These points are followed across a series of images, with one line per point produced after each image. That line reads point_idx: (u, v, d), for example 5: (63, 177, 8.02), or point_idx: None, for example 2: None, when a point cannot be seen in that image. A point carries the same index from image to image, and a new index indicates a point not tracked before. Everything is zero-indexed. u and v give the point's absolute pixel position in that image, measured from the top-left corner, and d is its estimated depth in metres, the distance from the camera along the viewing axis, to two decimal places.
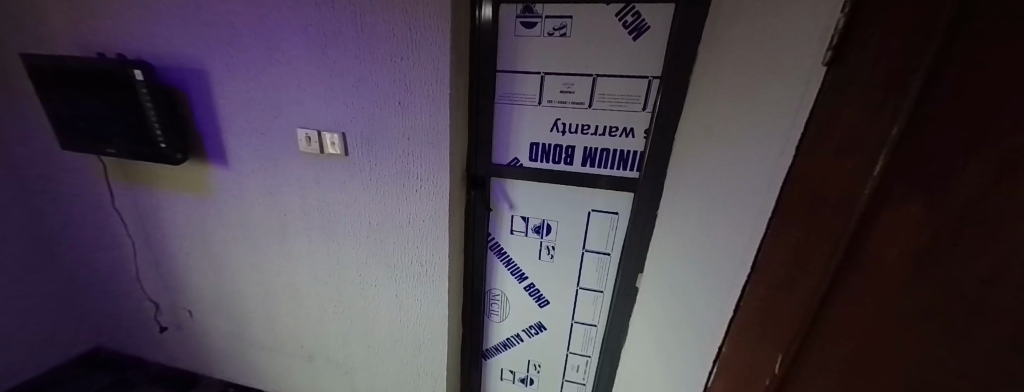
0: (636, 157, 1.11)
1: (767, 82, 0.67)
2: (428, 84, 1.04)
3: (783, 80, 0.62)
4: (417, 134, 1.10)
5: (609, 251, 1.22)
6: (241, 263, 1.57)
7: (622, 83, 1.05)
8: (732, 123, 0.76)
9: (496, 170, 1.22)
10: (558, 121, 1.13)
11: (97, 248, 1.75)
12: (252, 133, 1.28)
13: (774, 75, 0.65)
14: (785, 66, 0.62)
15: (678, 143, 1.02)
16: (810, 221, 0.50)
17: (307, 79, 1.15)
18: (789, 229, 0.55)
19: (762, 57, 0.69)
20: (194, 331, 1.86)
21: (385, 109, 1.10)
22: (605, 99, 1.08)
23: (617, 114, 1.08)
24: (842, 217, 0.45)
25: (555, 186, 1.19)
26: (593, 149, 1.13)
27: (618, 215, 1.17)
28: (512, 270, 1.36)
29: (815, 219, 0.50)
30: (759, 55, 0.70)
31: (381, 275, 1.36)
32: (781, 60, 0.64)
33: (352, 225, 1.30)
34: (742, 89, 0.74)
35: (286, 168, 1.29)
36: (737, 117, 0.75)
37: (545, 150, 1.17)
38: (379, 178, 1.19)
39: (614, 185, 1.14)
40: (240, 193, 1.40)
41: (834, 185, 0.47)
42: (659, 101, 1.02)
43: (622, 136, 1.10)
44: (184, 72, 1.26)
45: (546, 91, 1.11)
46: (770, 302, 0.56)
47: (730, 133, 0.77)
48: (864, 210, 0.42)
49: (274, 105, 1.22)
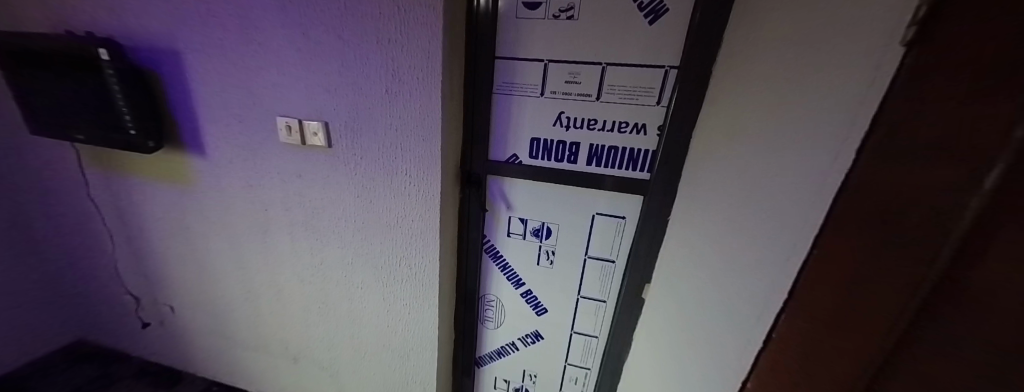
0: (647, 156, 1.00)
1: (814, 75, 0.56)
2: (418, 70, 0.94)
3: (838, 72, 0.51)
4: (406, 125, 1.00)
5: (614, 258, 1.12)
6: (223, 260, 1.49)
7: (634, 74, 0.94)
8: (767, 123, 0.65)
9: (493, 167, 1.12)
10: (562, 114, 1.03)
11: (72, 239, 1.67)
12: (229, 120, 1.19)
13: (826, 66, 0.53)
14: (841, 55, 0.51)
15: (696, 142, 0.91)
16: (870, 250, 0.41)
17: (286, 62, 1.04)
18: (837, 256, 0.45)
19: (810, 48, 0.58)
20: (177, 327, 1.78)
21: (371, 97, 1.00)
22: (615, 91, 0.97)
23: (629, 108, 0.97)
24: (918, 253, 0.36)
25: (557, 186, 1.09)
26: (599, 146, 1.03)
27: (625, 220, 1.07)
28: (508, 275, 1.27)
29: (878, 249, 0.40)
30: (808, 41, 0.58)
31: (367, 277, 1.26)
32: (836, 47, 0.52)
33: (337, 224, 1.21)
34: (783, 82, 0.63)
35: (266, 159, 1.19)
36: (773, 115, 0.64)
37: (547, 146, 1.06)
38: (365, 173, 1.09)
39: (621, 187, 1.03)
40: (220, 185, 1.31)
41: (910, 206, 0.37)
42: (674, 94, 0.91)
43: (633, 132, 0.99)
44: (157, 54, 1.16)
45: (549, 81, 1.00)
46: (805, 337, 0.48)
47: (763, 134, 0.66)
48: (954, 248, 0.33)
49: (252, 90, 1.12)
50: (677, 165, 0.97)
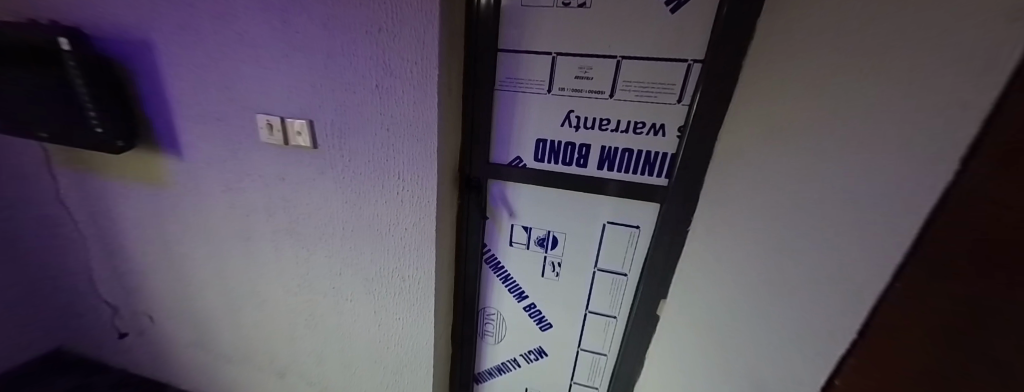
0: (666, 161, 0.89)
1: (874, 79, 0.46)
2: (412, 62, 0.84)
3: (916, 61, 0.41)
4: (398, 125, 0.90)
5: (626, 271, 1.03)
6: (203, 268, 1.38)
7: (653, 69, 0.83)
8: (815, 123, 0.55)
9: (494, 171, 1.02)
10: (571, 113, 0.92)
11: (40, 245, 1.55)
12: (206, 118, 1.09)
13: (898, 54, 0.44)
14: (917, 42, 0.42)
15: (722, 147, 0.81)
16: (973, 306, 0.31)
17: (267, 54, 0.95)
18: (916, 313, 0.36)
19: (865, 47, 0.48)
20: (158, 338, 1.67)
21: (360, 93, 0.90)
22: (631, 88, 0.86)
23: (646, 107, 0.86)
24: None
25: (564, 192, 1.00)
26: (611, 148, 0.92)
27: (639, 229, 0.97)
28: (510, 287, 1.17)
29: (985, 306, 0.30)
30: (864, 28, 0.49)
31: (357, 288, 1.16)
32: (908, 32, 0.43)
33: (325, 232, 1.11)
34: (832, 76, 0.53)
35: (247, 160, 1.09)
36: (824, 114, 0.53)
37: (553, 148, 0.96)
38: (353, 176, 1.00)
39: (635, 194, 0.93)
40: (198, 189, 1.21)
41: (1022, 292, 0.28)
42: (698, 92, 0.80)
43: (650, 134, 0.88)
44: (125, 44, 1.06)
45: (557, 76, 0.90)
46: None
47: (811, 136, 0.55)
48: None
49: (231, 85, 1.02)
50: (699, 172, 0.86)
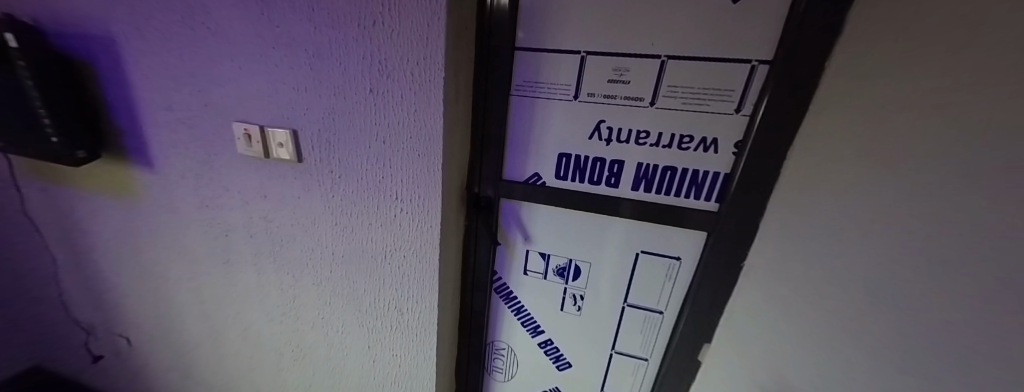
0: (718, 182, 0.74)
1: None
2: (411, 63, 0.70)
3: (987, 104, 0.40)
4: (396, 136, 0.76)
5: (661, 308, 0.88)
6: (178, 290, 1.24)
7: (707, 71, 0.68)
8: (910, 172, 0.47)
9: (508, 189, 0.88)
10: (601, 124, 0.77)
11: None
12: (179, 126, 0.96)
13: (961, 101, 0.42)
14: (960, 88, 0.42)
15: (791, 168, 0.66)
16: None
17: (243, 53, 0.81)
18: None
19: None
20: (134, 363, 1.52)
21: (352, 99, 0.77)
22: (678, 95, 0.71)
23: (695, 117, 0.71)
24: None
25: (590, 216, 0.85)
26: (650, 166, 0.77)
27: (679, 261, 0.82)
28: (523, 320, 1.03)
29: None
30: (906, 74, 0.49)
31: (348, 320, 1.02)
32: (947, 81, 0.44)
33: (312, 256, 0.97)
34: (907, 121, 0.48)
35: (224, 174, 0.96)
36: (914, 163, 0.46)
37: (578, 164, 0.82)
38: (344, 195, 0.86)
39: (677, 220, 0.78)
40: (172, 203, 1.07)
41: None
42: (764, 100, 0.65)
43: (698, 150, 0.73)
44: (90, 42, 0.94)
45: (585, 80, 0.75)
46: None
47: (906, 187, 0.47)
48: None
49: (204, 88, 0.89)
50: (759, 197, 0.71)
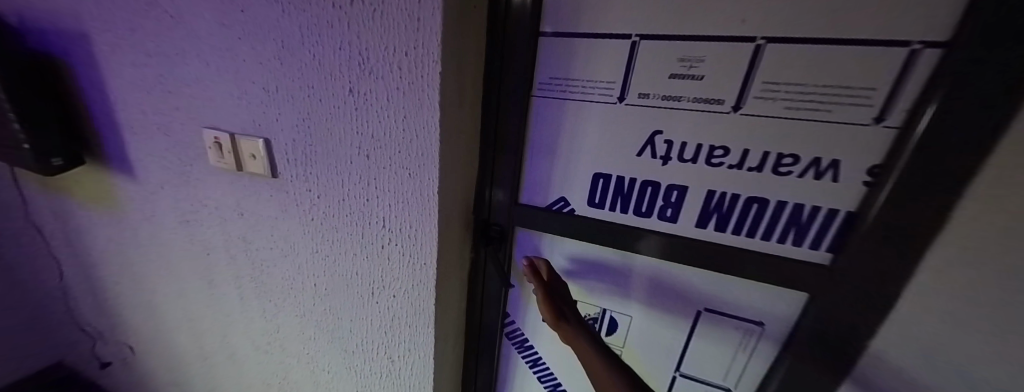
0: (834, 224, 0.50)
1: None
2: (398, 53, 0.52)
3: None
4: (380, 150, 0.59)
5: (729, 384, 0.66)
6: (168, 306, 1.14)
7: (832, 59, 0.45)
8: None
9: (527, 217, 0.68)
10: (657, 136, 0.56)
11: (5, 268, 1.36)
12: (154, 132, 0.84)
13: None
14: None
15: (968, 211, 0.42)
16: None
17: (210, 46, 0.67)
18: None
19: None
20: (136, 374, 1.45)
21: (328, 102, 0.59)
22: (780, 96, 0.48)
23: (806, 129, 0.48)
24: None
25: (634, 257, 0.64)
26: (726, 196, 0.54)
27: (763, 326, 0.59)
28: (543, 375, 0.83)
29: None
30: None
31: (334, 360, 0.86)
32: None
33: (293, 286, 0.82)
34: None
35: (201, 187, 0.83)
36: None
37: (621, 189, 0.61)
38: (323, 218, 0.70)
39: (765, 275, 0.54)
40: (155, 216, 0.97)
41: None
42: (932, 105, 0.41)
43: (806, 176, 0.50)
44: (68, 38, 0.84)
45: (636, 75, 0.54)
46: None
47: None
48: None
49: (173, 89, 0.76)
50: (908, 254, 0.46)
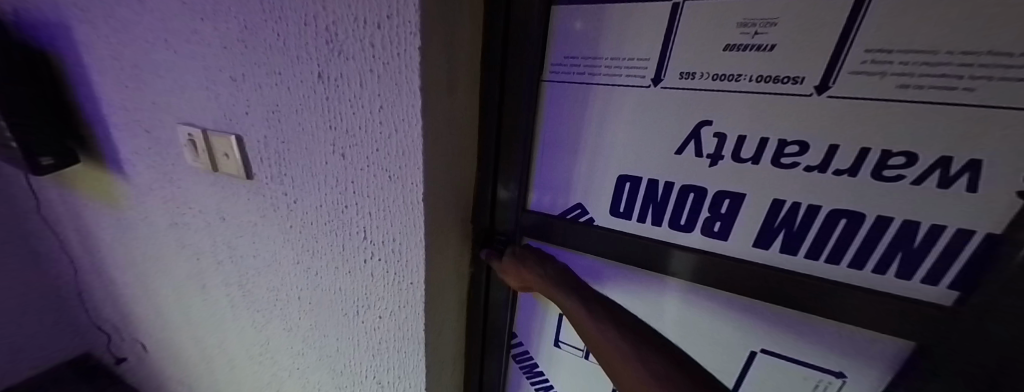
0: (962, 251, 0.36)
1: None
2: (369, 25, 0.41)
3: None
4: (355, 147, 0.49)
5: None
6: (169, 307, 1.10)
7: (982, 14, 0.30)
8: None
9: (539, 225, 0.57)
10: (704, 128, 0.43)
11: None
12: (137, 128, 0.77)
13: None
14: None
15: None
16: None
17: (175, 29, 0.59)
18: None
19: None
20: (147, 371, 1.44)
21: (297, 90, 0.50)
22: (892, 70, 0.34)
23: (928, 116, 0.34)
24: None
25: (665, 279, 0.51)
26: (799, 207, 0.41)
27: (844, 378, 0.46)
28: None
29: None
30: None
31: (322, 379, 0.78)
32: None
33: (279, 298, 0.74)
34: None
35: (184, 188, 0.77)
36: None
37: (652, 195, 0.48)
38: (303, 226, 0.61)
39: (854, 313, 0.41)
40: (149, 217, 0.92)
41: None
42: None
43: (925, 184, 0.36)
44: (50, 30, 0.79)
45: (677, 50, 0.41)
46: None
47: None
48: None
49: (148, 80, 0.69)
50: None
